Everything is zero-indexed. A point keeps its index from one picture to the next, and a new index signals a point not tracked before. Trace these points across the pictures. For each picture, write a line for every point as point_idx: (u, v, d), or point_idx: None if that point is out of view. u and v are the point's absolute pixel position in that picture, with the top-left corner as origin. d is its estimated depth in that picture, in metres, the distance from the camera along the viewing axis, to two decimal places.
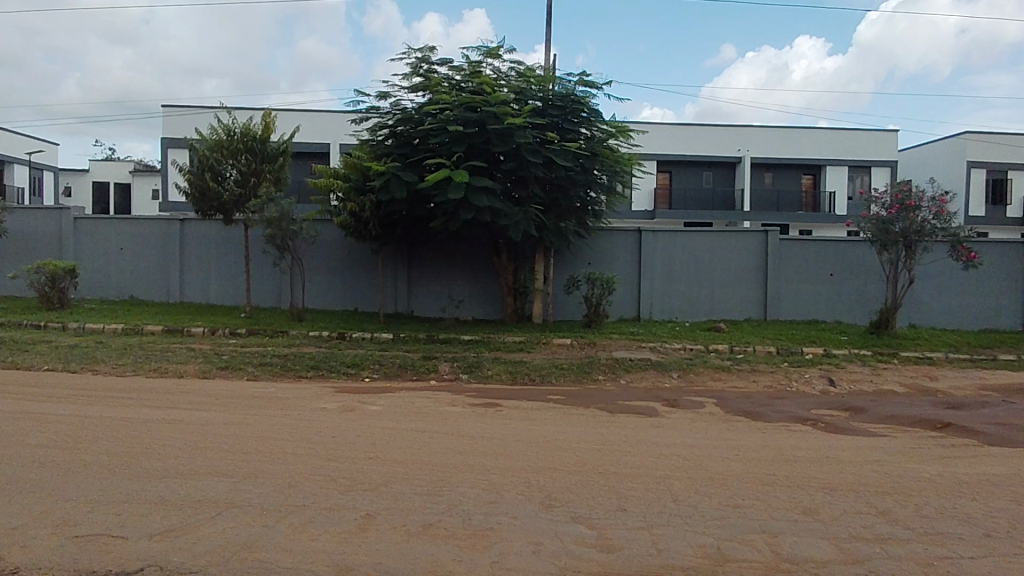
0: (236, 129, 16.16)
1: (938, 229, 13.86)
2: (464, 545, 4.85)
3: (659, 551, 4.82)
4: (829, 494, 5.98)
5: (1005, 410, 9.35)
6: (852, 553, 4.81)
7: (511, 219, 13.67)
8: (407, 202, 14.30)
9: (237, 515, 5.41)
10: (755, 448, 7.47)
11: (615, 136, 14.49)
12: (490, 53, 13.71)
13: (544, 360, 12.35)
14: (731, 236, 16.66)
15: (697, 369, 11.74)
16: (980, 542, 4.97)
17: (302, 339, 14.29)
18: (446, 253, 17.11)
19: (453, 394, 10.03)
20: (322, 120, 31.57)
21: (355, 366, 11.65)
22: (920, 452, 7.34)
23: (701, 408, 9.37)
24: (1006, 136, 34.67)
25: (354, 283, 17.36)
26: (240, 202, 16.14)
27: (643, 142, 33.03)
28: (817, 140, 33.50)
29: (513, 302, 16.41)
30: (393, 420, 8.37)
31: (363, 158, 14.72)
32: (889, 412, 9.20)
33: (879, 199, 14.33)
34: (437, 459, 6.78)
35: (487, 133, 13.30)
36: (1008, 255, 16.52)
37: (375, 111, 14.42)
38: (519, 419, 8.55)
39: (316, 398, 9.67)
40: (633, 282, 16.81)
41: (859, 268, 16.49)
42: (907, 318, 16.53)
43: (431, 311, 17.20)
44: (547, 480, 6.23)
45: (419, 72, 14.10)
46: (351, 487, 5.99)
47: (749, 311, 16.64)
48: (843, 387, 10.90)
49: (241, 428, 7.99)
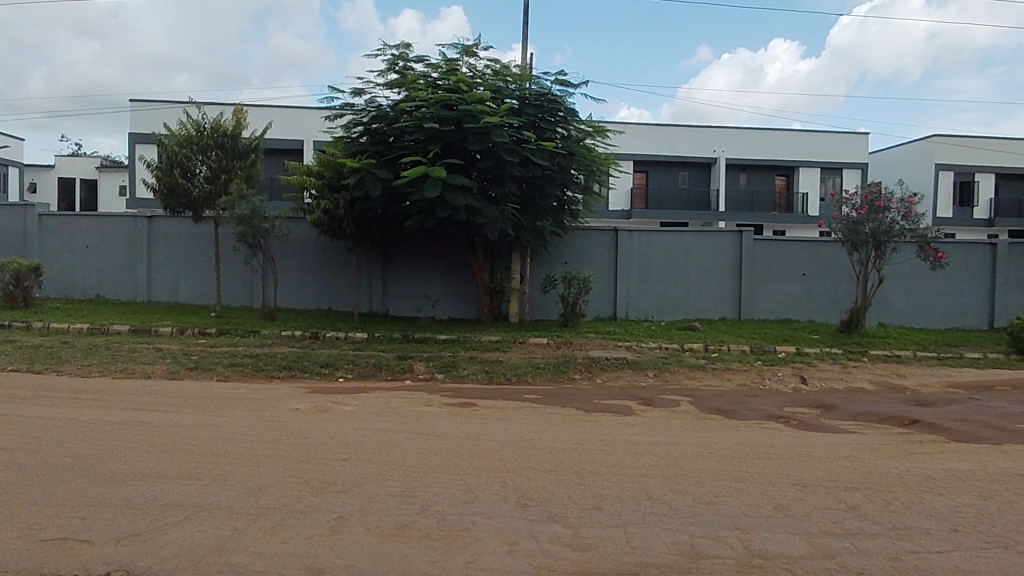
0: (207, 125, 15.87)
1: (906, 230, 14.18)
2: (438, 546, 4.80)
3: (634, 549, 4.83)
4: (800, 491, 6.06)
5: (970, 406, 9.59)
6: (824, 548, 4.87)
7: (487, 218, 13.62)
8: (382, 200, 14.17)
9: (206, 518, 5.28)
10: (728, 445, 7.55)
11: (592, 136, 14.53)
12: (466, 51, 13.64)
13: (521, 359, 12.31)
14: (706, 237, 16.84)
15: (672, 367, 11.84)
16: (947, 536, 5.07)
17: (274, 339, 14.05)
18: (423, 253, 17.00)
19: (428, 394, 9.95)
20: (296, 117, 31.17)
21: (329, 366, 11.50)
22: (889, 449, 7.47)
23: (676, 407, 9.43)
24: (972, 139, 35.62)
25: (329, 282, 17.14)
26: (209, 199, 15.84)
27: (620, 142, 33.27)
28: (790, 141, 34.05)
29: (489, 302, 16.37)
30: (368, 420, 8.26)
31: (338, 155, 14.54)
32: (859, 409, 9.37)
33: (850, 201, 14.60)
34: (412, 459, 6.71)
35: (463, 131, 13.24)
36: (973, 255, 16.98)
37: (349, 109, 14.26)
38: (495, 419, 8.52)
39: (288, 399, 9.53)
40: (609, 282, 16.88)
41: (830, 268, 16.79)
42: (877, 317, 16.86)
43: (407, 310, 17.07)
44: (523, 480, 6.21)
45: (395, 69, 13.98)
46: (324, 489, 5.90)
47: (723, 310, 16.84)
48: (815, 385, 11.07)
49: (211, 429, 7.83)
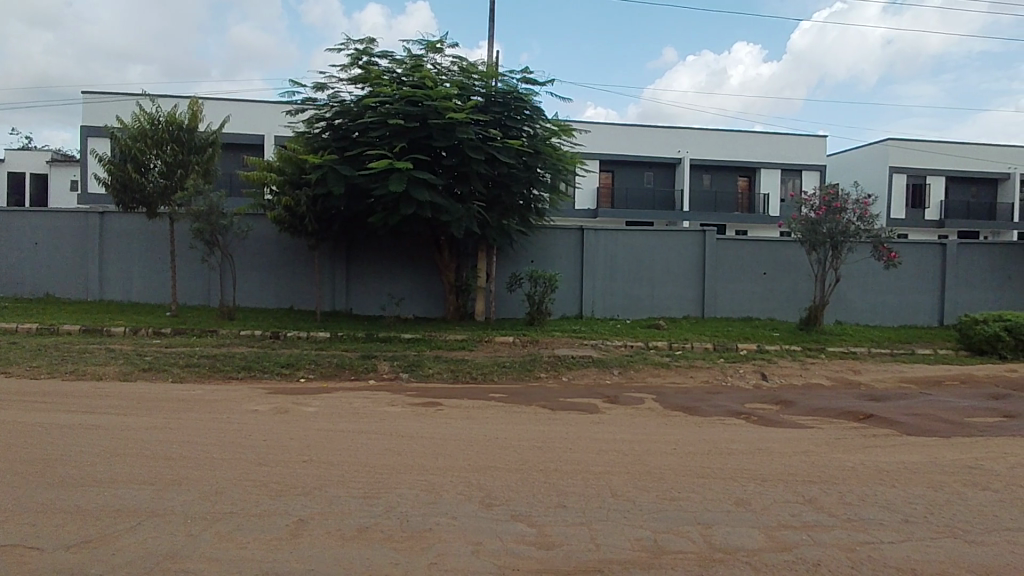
0: (161, 118, 15.37)
1: (862, 230, 14.62)
2: (401, 548, 4.74)
3: (598, 546, 4.85)
4: (760, 485, 6.17)
5: (920, 401, 9.94)
6: (782, 540, 4.97)
7: (452, 215, 13.51)
8: (345, 196, 13.96)
9: (160, 523, 5.10)
10: (690, 442, 7.65)
11: (558, 134, 14.55)
12: (432, 47, 13.52)
13: (487, 358, 12.26)
14: (671, 236, 17.07)
15: (637, 365, 11.97)
16: (899, 527, 5.24)
17: (232, 338, 13.71)
18: (388, 251, 16.81)
19: (392, 393, 9.82)
20: (254, 111, 30.47)
21: (290, 366, 11.27)
22: (845, 443, 7.68)
23: (641, 404, 9.53)
24: (923, 144, 37.04)
25: (291, 280, 16.81)
26: (165, 194, 15.36)
27: (586, 141, 33.53)
28: (751, 142, 34.78)
29: (455, 300, 16.30)
30: (330, 422, 8.10)
31: (298, 151, 14.25)
32: (816, 404, 9.61)
33: (809, 202, 14.97)
34: (375, 460, 6.62)
35: (428, 128, 13.16)
36: (924, 256, 17.61)
37: (311, 103, 14.00)
38: (460, 418, 8.46)
39: (247, 400, 9.31)
40: (575, 281, 16.97)
41: (790, 268, 17.20)
42: (834, 316, 17.35)
43: (371, 309, 16.85)
44: (487, 479, 6.17)
45: (359, 63, 13.77)
46: (283, 492, 5.76)
47: (687, 308, 17.10)
48: (774, 381, 11.33)
49: (166, 432, 7.57)
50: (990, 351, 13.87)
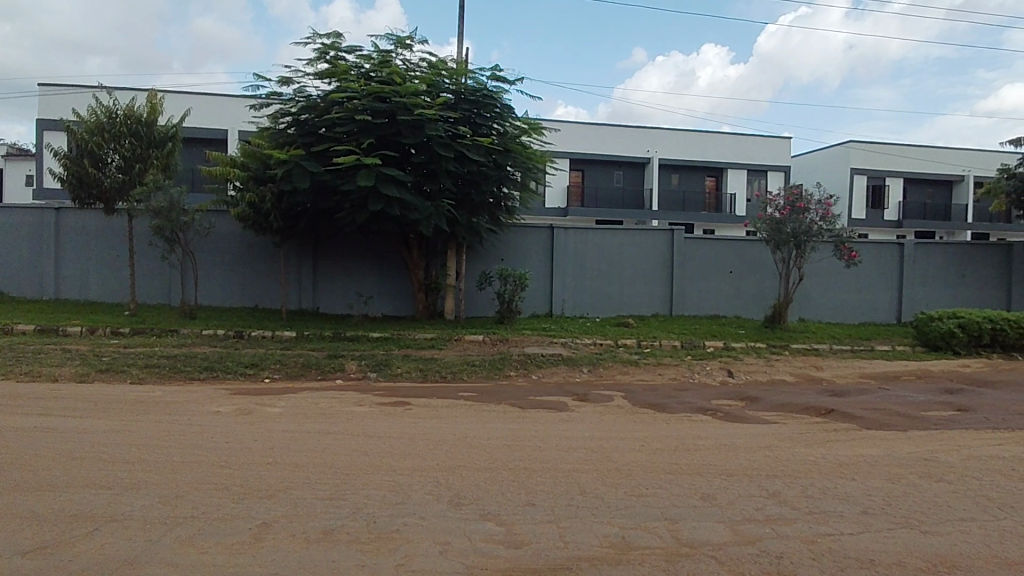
0: (119, 111, 14.94)
1: (824, 230, 14.97)
2: (368, 550, 4.68)
3: (566, 543, 4.86)
4: (725, 480, 6.28)
5: (879, 396, 10.24)
6: (746, 534, 5.06)
7: (421, 213, 13.38)
8: (312, 193, 13.76)
9: (117, 529, 4.94)
10: (658, 438, 7.73)
11: (528, 133, 14.52)
12: (400, 42, 13.38)
13: (456, 357, 12.23)
14: (640, 235, 17.24)
15: (606, 363, 12.06)
16: (858, 519, 5.38)
17: (193, 338, 13.36)
18: (356, 249, 16.61)
19: (359, 393, 9.69)
20: (216, 105, 29.81)
21: (254, 366, 11.05)
22: (808, 437, 7.87)
23: (609, 402, 9.60)
24: (883, 146, 38.16)
25: (255, 279, 16.47)
26: (122, 189, 14.89)
27: (556, 140, 33.66)
28: (718, 143, 35.35)
29: (424, 298, 16.18)
30: (295, 423, 7.94)
31: (263, 146, 13.98)
32: (780, 400, 9.82)
33: (774, 202, 15.29)
34: (342, 461, 6.53)
35: (397, 124, 13.06)
36: (884, 255, 18.14)
37: (276, 98, 13.76)
38: (430, 417, 8.41)
39: (209, 401, 9.08)
40: (545, 279, 17.02)
41: (755, 267, 17.54)
42: (798, 313, 17.75)
43: (339, 308, 16.63)
44: (456, 478, 6.14)
45: (325, 58, 13.57)
46: (246, 495, 5.64)
47: (656, 307, 17.30)
48: (740, 377, 11.54)
49: (125, 435, 7.34)
50: (945, 347, 14.36)
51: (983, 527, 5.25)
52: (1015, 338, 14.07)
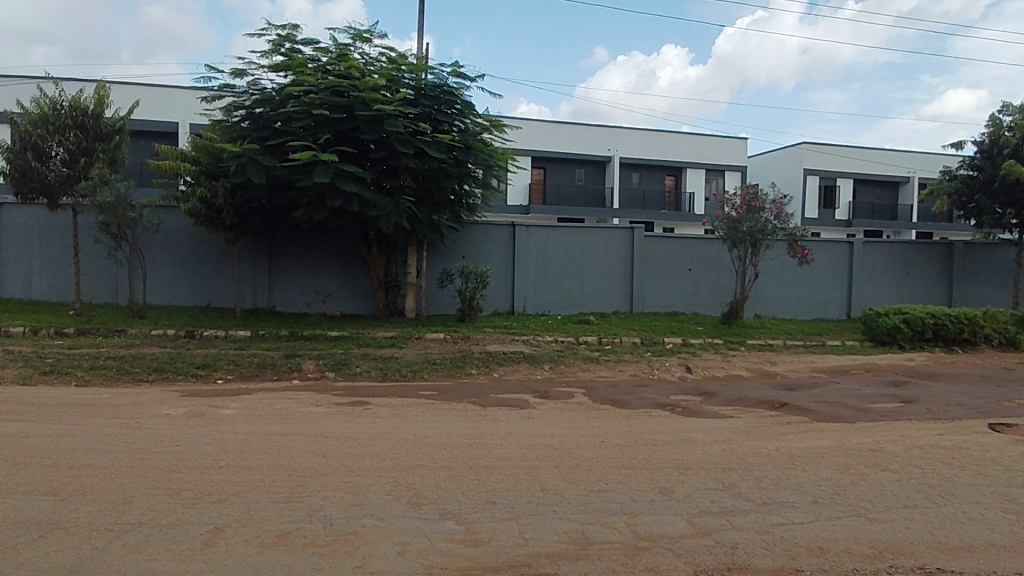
0: (64, 102, 14.35)
1: (778, 228, 15.39)
2: (324, 553, 4.59)
3: (526, 540, 4.87)
4: (683, 474, 6.40)
5: (830, 389, 10.60)
6: (702, 527, 5.16)
7: (381, 210, 13.19)
8: (267, 187, 13.47)
9: (63, 536, 4.73)
10: (618, 434, 7.84)
11: (489, 130, 14.45)
12: (359, 36, 13.16)
13: (416, 355, 12.13)
14: (601, 233, 17.40)
15: (567, 360, 12.14)
16: (809, 508, 5.56)
17: (142, 338, 12.91)
18: (313, 247, 16.30)
19: (317, 394, 9.52)
20: (167, 97, 28.83)
21: (207, 367, 10.73)
22: (761, 430, 8.09)
23: (570, 398, 9.68)
24: (834, 148, 39.49)
25: (208, 277, 16.01)
26: (68, 184, 14.26)
27: (518, 138, 33.74)
28: (678, 143, 35.95)
29: (384, 296, 16.00)
30: (249, 425, 7.75)
31: (215, 140, 13.59)
32: (735, 395, 10.06)
33: (731, 201, 15.64)
34: (298, 463, 6.40)
35: (355, 119, 12.86)
36: (835, 254, 18.76)
37: (229, 90, 13.40)
38: (389, 417, 8.32)
39: (158, 404, 8.77)
40: (506, 277, 17.03)
41: (713, 265, 17.92)
42: (754, 309, 18.21)
43: (296, 306, 16.29)
44: (416, 478, 6.09)
45: (281, 50, 13.27)
46: (198, 499, 5.48)
47: (616, 304, 17.50)
48: (698, 373, 11.77)
49: (69, 439, 7.04)
50: (891, 341, 14.93)
51: (925, 514, 5.49)
52: (955, 332, 14.76)
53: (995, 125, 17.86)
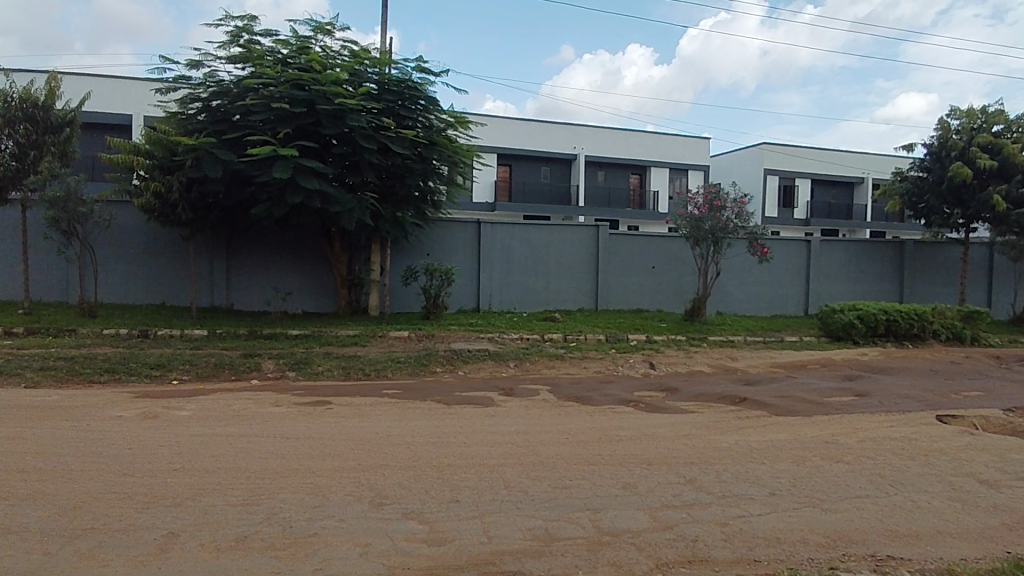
0: (12, 93, 13.71)
1: (739, 227, 15.70)
2: (283, 556, 4.50)
3: (490, 538, 4.86)
4: (645, 469, 6.47)
5: (787, 384, 10.89)
6: (664, 520, 5.23)
7: (343, 206, 12.99)
8: (225, 182, 13.14)
9: (8, 543, 4.52)
10: (582, 431, 7.89)
11: (454, 126, 14.34)
12: (320, 28, 12.91)
13: (380, 354, 12.00)
14: (566, 230, 17.48)
15: (532, 357, 12.19)
16: (766, 500, 5.69)
17: (93, 338, 12.44)
18: (274, 244, 15.96)
19: (277, 393, 9.34)
20: (121, 89, 27.91)
21: (162, 367, 10.40)
22: (722, 425, 8.24)
23: (535, 396, 9.70)
24: (793, 149, 40.57)
25: (164, 274, 15.53)
26: (15, 178, 13.64)
27: (484, 134, 33.70)
28: (643, 142, 36.38)
29: (347, 294, 15.77)
30: (206, 426, 7.56)
31: (170, 133, 13.20)
32: (697, 390, 10.23)
33: (693, 199, 15.89)
34: (257, 465, 6.25)
35: (316, 114, 12.63)
36: (793, 252, 19.26)
37: (184, 82, 13.08)
38: (352, 416, 8.21)
39: (110, 405, 8.46)
40: (471, 275, 16.98)
41: (676, 262, 18.21)
42: (715, 306, 18.56)
43: (255, 304, 15.92)
44: (378, 478, 6.02)
45: (238, 42, 12.95)
46: (151, 504, 5.29)
47: (582, 301, 17.62)
48: (661, 369, 11.94)
49: (14, 442, 6.72)
50: (846, 337, 15.41)
51: (877, 503, 5.68)
52: (906, 328, 15.32)
53: (944, 128, 18.59)
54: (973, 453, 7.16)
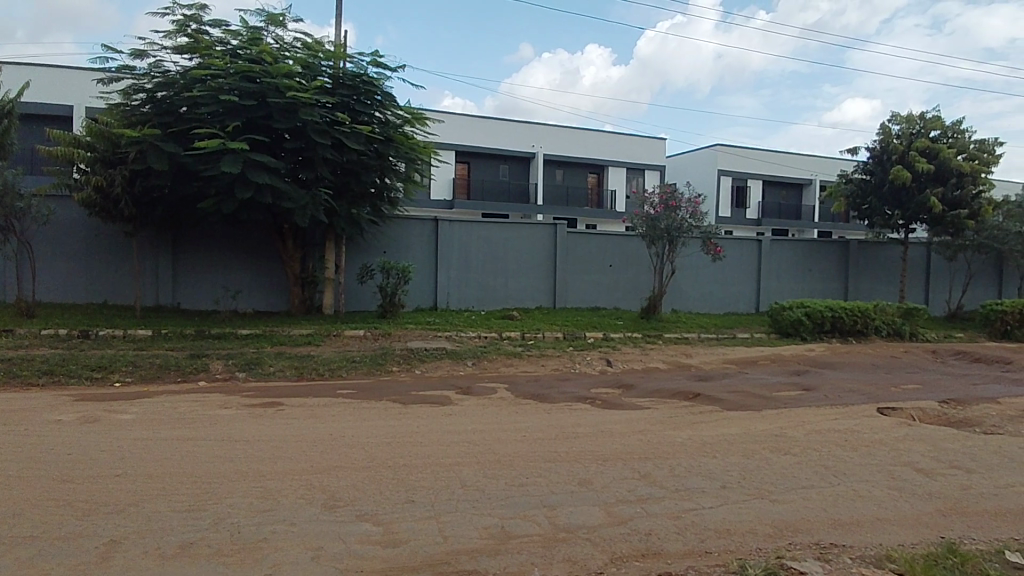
0: None
1: (693, 227, 16.04)
2: (230, 562, 4.37)
3: (445, 538, 4.84)
4: (601, 465, 6.55)
5: (738, 379, 11.19)
6: (619, 515, 5.31)
7: (295, 202, 12.68)
8: (171, 176, 12.69)
9: None
10: (539, 428, 7.92)
11: (411, 123, 14.17)
12: (272, 19, 12.59)
13: (334, 353, 11.80)
14: (524, 228, 17.52)
15: (490, 356, 12.17)
16: (717, 493, 5.84)
17: (29, 338, 11.83)
18: (223, 241, 15.50)
19: (226, 395, 9.06)
20: (61, 79, 26.58)
21: (103, 369, 9.96)
22: (676, 420, 8.42)
23: (492, 394, 9.69)
24: (746, 150, 41.68)
25: (107, 273, 14.90)
26: None
27: (443, 131, 33.51)
28: (601, 141, 36.75)
29: (301, 292, 15.45)
30: (150, 430, 7.26)
31: (113, 125, 12.66)
32: (653, 387, 10.41)
33: (650, 199, 16.14)
34: (205, 469, 6.04)
35: (268, 107, 12.31)
36: (744, 251, 19.79)
37: (128, 71, 12.57)
38: (305, 417, 8.05)
39: (47, 409, 8.06)
40: (428, 273, 16.85)
41: (632, 261, 18.48)
42: (671, 304, 18.92)
43: (203, 303, 15.41)
44: (331, 480, 5.91)
45: (186, 31, 12.51)
46: (92, 511, 5.06)
47: (540, 299, 17.71)
48: (618, 366, 12.10)
49: None
50: (794, 333, 15.94)
51: (821, 493, 5.89)
52: (850, 325, 15.95)
53: (885, 134, 19.39)
54: (911, 443, 7.50)
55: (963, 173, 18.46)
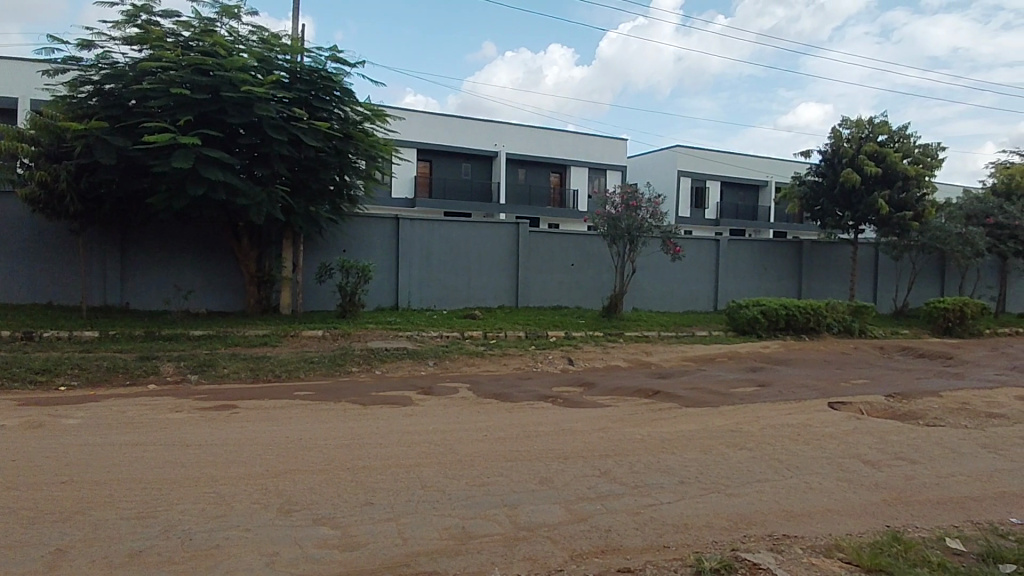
0: None
1: (653, 227, 16.29)
2: (182, 570, 4.23)
3: (405, 540, 4.79)
4: (562, 463, 6.59)
5: (696, 377, 11.42)
6: (579, 512, 5.35)
7: (250, 199, 12.32)
8: (118, 171, 12.24)
9: None
10: (500, 427, 7.92)
11: (371, 119, 13.96)
12: (226, 11, 12.25)
13: (292, 354, 11.56)
14: (486, 227, 17.50)
15: (452, 355, 12.12)
16: (676, 488, 5.94)
17: None
18: (175, 239, 15.02)
19: (177, 398, 8.76)
20: (4, 70, 25.31)
21: (48, 372, 9.53)
22: (635, 417, 8.53)
23: (453, 394, 9.65)
24: (705, 152, 42.56)
25: (49, 272, 14.25)
26: None
27: (406, 129, 33.19)
28: (564, 141, 36.94)
29: (257, 292, 15.09)
30: (95, 435, 6.96)
31: (56, 118, 12.14)
32: (614, 385, 10.54)
33: (612, 199, 16.32)
34: (156, 475, 5.84)
35: (221, 101, 11.97)
36: (702, 250, 20.20)
37: (73, 63, 12.12)
38: (260, 420, 7.86)
39: None
40: (390, 272, 16.66)
41: (593, 260, 18.66)
42: (631, 302, 19.18)
43: (153, 303, 14.90)
44: (288, 484, 5.78)
45: (135, 21, 12.07)
46: (34, 520, 4.82)
47: (502, 298, 17.72)
48: (579, 365, 12.20)
49: None
50: (750, 330, 16.35)
51: (774, 487, 6.05)
52: (803, 322, 16.46)
53: (836, 137, 20.06)
54: (858, 436, 7.78)
55: (908, 177, 19.27)
